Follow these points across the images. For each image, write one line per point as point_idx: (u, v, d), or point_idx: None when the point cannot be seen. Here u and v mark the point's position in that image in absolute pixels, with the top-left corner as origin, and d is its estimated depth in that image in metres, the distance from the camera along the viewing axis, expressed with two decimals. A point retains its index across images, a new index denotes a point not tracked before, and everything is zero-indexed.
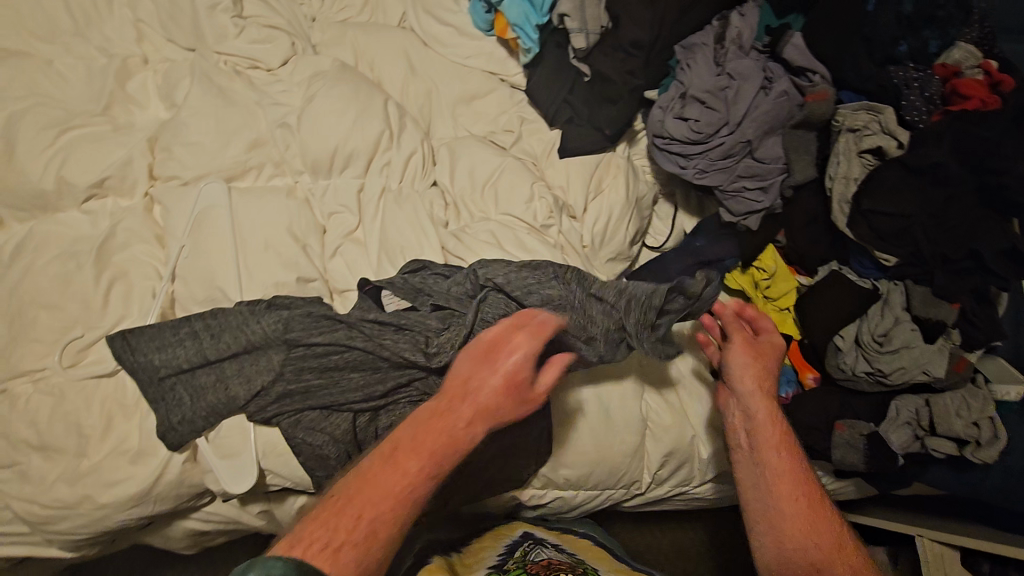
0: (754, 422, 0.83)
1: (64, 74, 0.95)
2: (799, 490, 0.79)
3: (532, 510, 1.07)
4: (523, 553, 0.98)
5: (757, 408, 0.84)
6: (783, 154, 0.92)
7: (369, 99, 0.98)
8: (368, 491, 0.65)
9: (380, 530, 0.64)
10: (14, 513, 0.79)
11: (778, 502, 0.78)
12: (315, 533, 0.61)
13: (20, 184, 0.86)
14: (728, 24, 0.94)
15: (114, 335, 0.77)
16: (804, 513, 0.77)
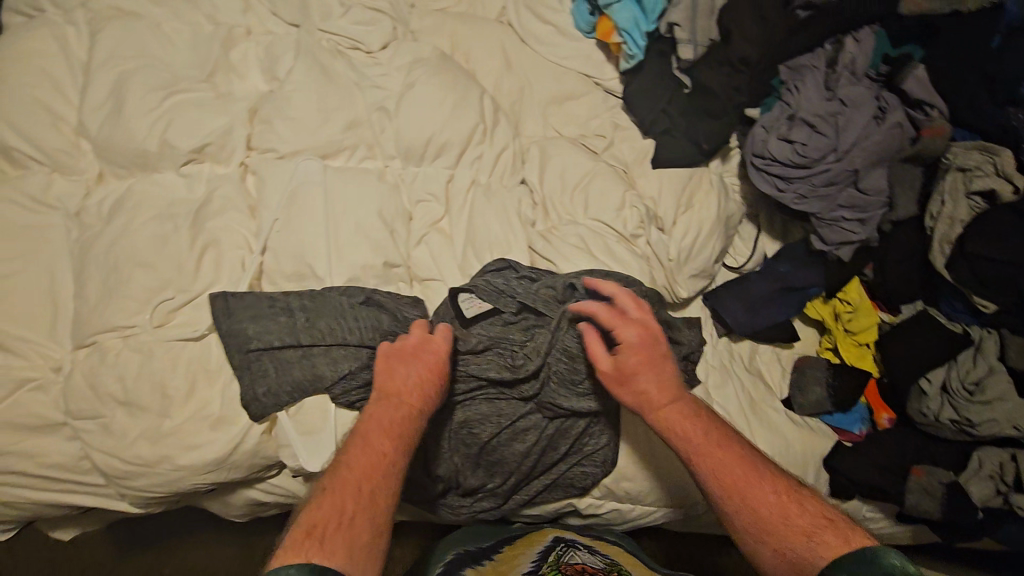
0: (679, 430, 0.75)
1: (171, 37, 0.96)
2: (753, 485, 0.69)
3: (577, 518, 1.02)
4: (557, 558, 0.88)
5: (678, 412, 0.76)
6: (887, 189, 0.91)
7: (466, 91, 0.98)
8: (363, 478, 0.66)
9: (375, 509, 0.65)
10: (93, 464, 0.80)
11: (746, 502, 0.68)
12: (323, 513, 0.62)
13: (126, 142, 0.88)
14: (841, 48, 0.91)
15: (216, 294, 0.82)
16: (777, 508, 0.67)
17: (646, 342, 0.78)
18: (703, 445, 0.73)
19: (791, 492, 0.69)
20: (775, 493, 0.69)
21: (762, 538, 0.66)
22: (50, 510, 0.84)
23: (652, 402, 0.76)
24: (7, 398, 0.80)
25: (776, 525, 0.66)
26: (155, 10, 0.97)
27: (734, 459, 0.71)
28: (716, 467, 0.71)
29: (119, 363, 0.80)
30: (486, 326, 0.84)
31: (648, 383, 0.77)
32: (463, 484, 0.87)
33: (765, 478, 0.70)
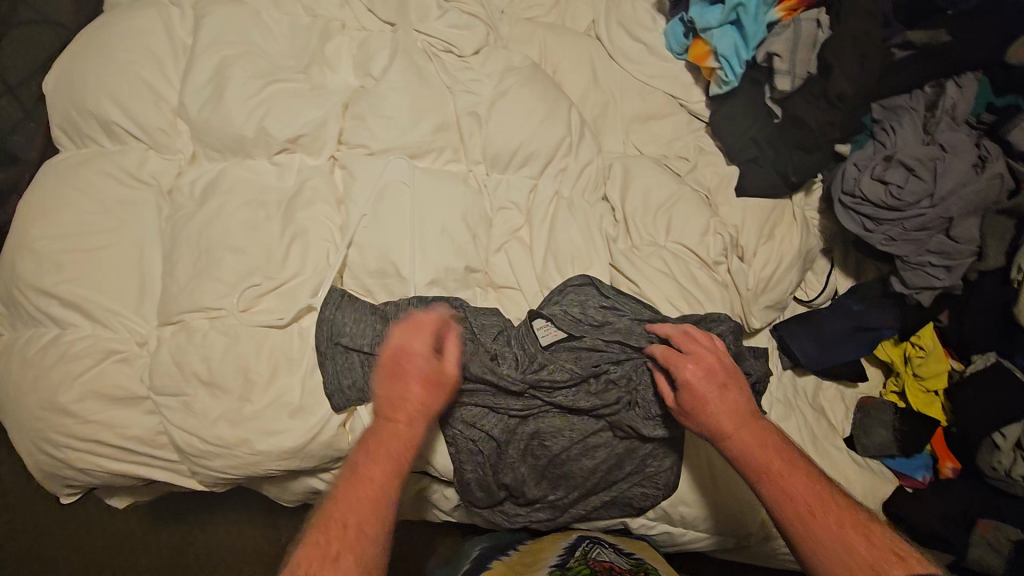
0: (744, 455, 0.73)
1: (271, 27, 0.97)
2: (822, 517, 0.67)
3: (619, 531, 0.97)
4: (583, 554, 0.84)
5: (745, 437, 0.74)
6: (979, 238, 0.90)
7: (556, 104, 0.98)
8: (357, 488, 0.68)
9: (368, 528, 0.66)
10: (170, 440, 0.81)
11: (811, 535, 0.67)
12: (313, 544, 0.63)
13: (225, 126, 0.89)
14: (943, 91, 0.91)
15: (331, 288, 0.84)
16: (845, 541, 0.65)
17: (710, 373, 0.77)
18: (771, 472, 0.71)
19: (863, 526, 0.66)
20: (842, 526, 0.66)
21: (824, 572, 0.65)
22: (120, 481, 0.85)
23: (713, 428, 0.75)
24: (91, 369, 0.81)
25: (841, 562, 0.64)
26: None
27: (805, 488, 0.69)
28: (784, 496, 0.69)
29: (206, 343, 0.80)
30: (564, 346, 0.85)
31: (710, 408, 0.76)
32: (527, 494, 0.86)
33: (838, 508, 0.68)
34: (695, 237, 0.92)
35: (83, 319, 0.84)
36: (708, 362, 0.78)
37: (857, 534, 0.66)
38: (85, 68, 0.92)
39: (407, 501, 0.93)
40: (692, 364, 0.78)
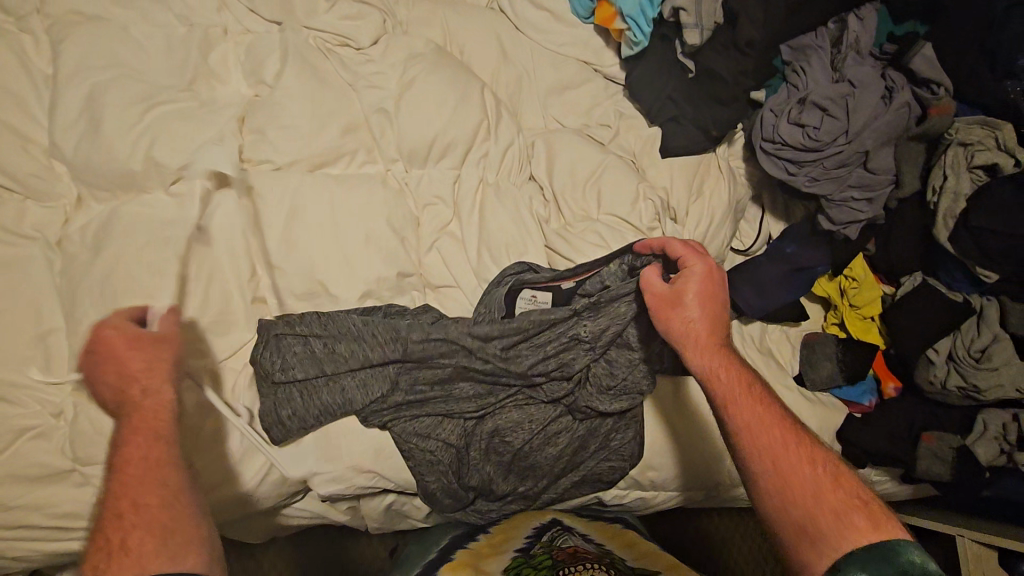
0: (723, 373, 0.69)
1: (140, 41, 0.88)
2: (794, 451, 0.63)
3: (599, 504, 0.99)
4: (551, 538, 0.87)
5: (728, 358, 0.70)
6: (893, 167, 0.92)
7: (467, 87, 0.94)
8: (138, 492, 0.58)
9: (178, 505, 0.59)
10: None
11: (782, 462, 0.62)
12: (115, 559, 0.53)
13: (106, 163, 0.81)
14: (846, 26, 0.91)
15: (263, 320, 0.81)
16: (812, 480, 0.61)
17: (709, 287, 0.72)
18: (751, 397, 0.67)
19: (835, 472, 0.62)
20: (812, 465, 0.62)
21: (783, 502, 0.61)
22: (64, 557, 0.80)
23: (699, 341, 0.71)
24: (7, 448, 0.75)
25: (804, 496, 0.60)
26: (121, 12, 0.88)
27: (782, 424, 0.65)
28: (760, 423, 0.65)
29: None
30: (529, 317, 0.82)
31: (701, 320, 0.72)
32: (496, 490, 0.86)
33: (807, 447, 0.64)
34: (626, 207, 0.91)
35: None
36: (714, 276, 0.73)
37: (827, 476, 0.61)
38: None
39: (380, 517, 0.92)
40: (698, 266, 0.73)
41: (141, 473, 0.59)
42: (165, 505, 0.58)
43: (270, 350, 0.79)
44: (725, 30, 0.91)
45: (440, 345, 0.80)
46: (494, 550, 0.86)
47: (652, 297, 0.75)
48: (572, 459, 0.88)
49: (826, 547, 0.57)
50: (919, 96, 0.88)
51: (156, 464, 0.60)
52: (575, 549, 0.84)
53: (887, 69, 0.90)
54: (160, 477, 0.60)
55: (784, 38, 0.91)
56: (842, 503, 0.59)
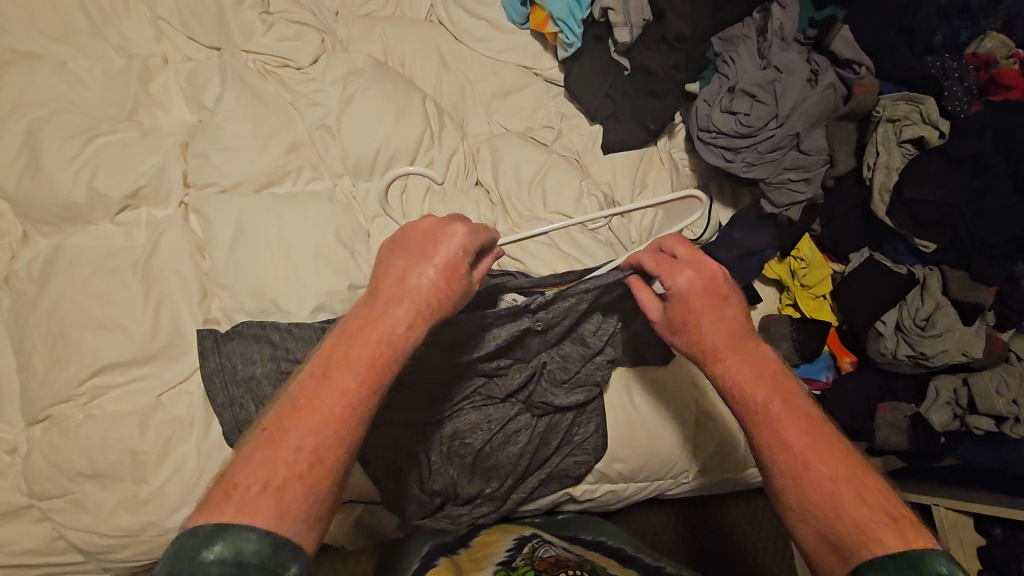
0: (739, 385, 0.64)
1: (81, 74, 0.89)
2: (817, 464, 0.58)
3: (574, 503, 1.01)
4: (531, 550, 0.86)
5: (745, 365, 0.65)
6: (827, 146, 0.94)
7: (408, 97, 0.95)
8: (297, 423, 0.52)
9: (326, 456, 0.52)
10: (69, 542, 0.76)
11: (804, 476, 0.58)
12: (248, 469, 0.49)
13: (49, 197, 0.82)
14: (770, 16, 0.94)
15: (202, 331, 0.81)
16: (832, 493, 0.57)
17: (708, 293, 0.67)
18: (770, 408, 0.62)
19: (860, 480, 0.57)
20: (836, 476, 0.57)
21: (805, 513, 0.58)
22: None
23: (710, 353, 0.67)
24: None
25: (825, 510, 0.56)
26: (58, 49, 0.89)
27: (806, 433, 0.60)
28: (779, 435, 0.60)
29: (81, 433, 0.75)
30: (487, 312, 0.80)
31: (710, 331, 0.66)
32: (461, 493, 0.87)
33: (833, 455, 0.59)
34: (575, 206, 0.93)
35: None
36: (708, 277, 0.68)
37: (852, 489, 0.57)
38: None
39: (358, 531, 0.94)
40: (686, 275, 0.68)
41: (343, 354, 0.57)
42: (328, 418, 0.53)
43: (224, 371, 0.79)
44: (654, 26, 0.94)
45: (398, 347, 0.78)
46: (475, 564, 0.83)
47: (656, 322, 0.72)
48: (535, 453, 0.89)
49: (848, 559, 0.54)
50: (843, 78, 0.91)
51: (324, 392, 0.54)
52: (556, 558, 0.83)
53: (811, 53, 0.93)
54: (346, 374, 0.55)
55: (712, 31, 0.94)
56: (866, 517, 0.55)
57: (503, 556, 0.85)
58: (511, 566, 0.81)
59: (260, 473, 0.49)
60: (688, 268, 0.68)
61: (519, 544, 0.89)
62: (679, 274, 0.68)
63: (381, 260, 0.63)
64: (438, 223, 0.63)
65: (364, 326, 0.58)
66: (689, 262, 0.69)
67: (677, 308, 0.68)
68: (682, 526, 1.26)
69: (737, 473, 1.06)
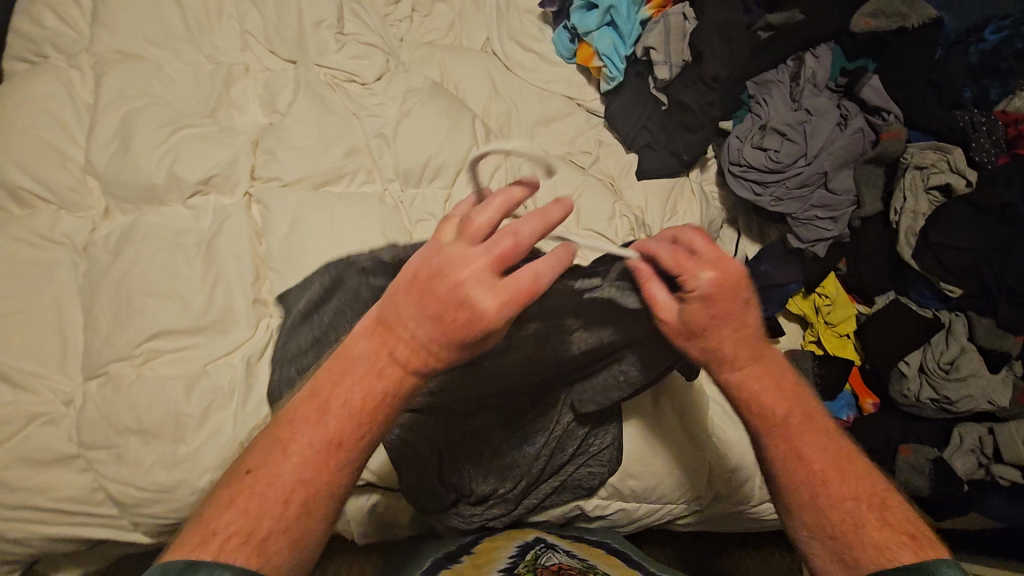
0: (752, 393, 0.60)
1: (173, 75, 0.99)
2: (838, 484, 0.56)
3: (587, 520, 1.03)
4: (534, 557, 0.86)
5: (765, 378, 0.60)
6: (854, 188, 0.98)
7: (459, 115, 1.04)
8: (271, 463, 0.49)
9: (315, 507, 0.49)
10: (107, 494, 0.81)
11: (817, 492, 0.56)
12: (222, 517, 0.47)
13: (133, 177, 0.91)
14: (803, 64, 1.00)
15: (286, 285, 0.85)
16: (846, 508, 0.55)
17: (732, 297, 0.58)
18: (786, 420, 0.59)
19: (877, 498, 0.55)
20: (854, 495, 0.55)
21: (819, 530, 0.55)
22: (58, 546, 0.83)
23: (725, 361, 0.60)
24: (18, 432, 0.80)
25: (841, 529, 0.54)
26: (158, 52, 1.01)
27: (819, 448, 0.58)
28: (793, 446, 0.58)
29: (133, 391, 0.81)
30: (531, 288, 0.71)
31: (727, 342, 0.60)
32: (475, 490, 0.89)
33: (853, 469, 0.57)
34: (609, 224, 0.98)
35: (2, 386, 0.82)
36: (730, 280, 0.58)
37: (870, 505, 0.55)
38: None
39: (374, 523, 0.97)
40: (710, 272, 0.57)
41: (339, 397, 0.51)
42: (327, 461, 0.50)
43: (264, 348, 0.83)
44: (692, 67, 1.01)
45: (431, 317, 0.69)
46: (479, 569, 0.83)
47: (664, 325, 0.62)
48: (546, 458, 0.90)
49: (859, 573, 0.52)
50: (872, 123, 0.96)
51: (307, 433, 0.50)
52: (559, 566, 0.82)
53: (842, 100, 0.98)
54: (329, 416, 0.50)
55: (748, 75, 1.01)
56: (882, 536, 0.52)
57: (505, 562, 0.84)
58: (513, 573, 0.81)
59: (239, 525, 0.47)
60: (711, 264, 0.58)
61: (523, 551, 0.89)
62: (698, 273, 0.58)
63: (438, 245, 0.52)
64: (504, 224, 0.52)
65: (352, 359, 0.53)
66: (714, 258, 0.58)
67: (697, 314, 0.59)
68: (693, 565, 1.24)
69: (750, 509, 1.05)
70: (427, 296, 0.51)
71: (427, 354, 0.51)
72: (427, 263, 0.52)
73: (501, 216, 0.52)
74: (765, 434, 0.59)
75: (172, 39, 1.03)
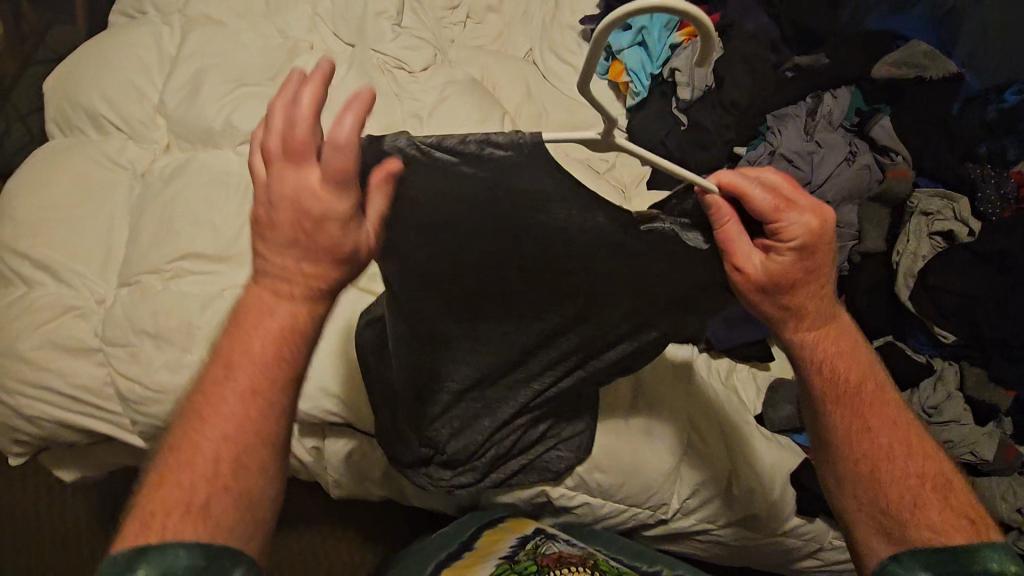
0: (824, 357, 0.61)
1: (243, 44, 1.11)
2: (902, 461, 0.59)
3: (553, 513, 1.07)
4: (534, 547, 0.93)
5: (831, 342, 0.61)
6: (857, 223, 1.00)
7: (490, 110, 1.12)
8: (199, 431, 0.54)
9: (248, 460, 0.54)
10: (116, 389, 0.89)
11: (880, 467, 0.59)
12: (169, 494, 0.52)
13: (195, 121, 1.03)
14: (821, 101, 1.05)
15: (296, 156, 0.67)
16: (909, 486, 0.58)
17: (817, 248, 0.56)
18: (855, 392, 0.61)
19: (937, 478, 0.59)
20: (917, 473, 0.59)
21: (875, 505, 0.59)
22: (64, 431, 0.92)
23: (800, 319, 0.60)
24: (53, 320, 0.90)
25: (899, 508, 0.58)
26: (238, 21, 1.15)
27: (889, 425, 0.61)
28: (862, 418, 0.60)
29: (157, 299, 0.90)
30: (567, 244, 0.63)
31: (809, 304, 0.59)
32: (448, 448, 0.92)
33: (913, 447, 0.60)
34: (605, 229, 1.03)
35: (50, 279, 0.93)
36: (818, 233, 0.56)
37: (931, 485, 0.58)
38: (82, 70, 1.07)
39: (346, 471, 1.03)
40: (807, 218, 0.55)
41: (242, 353, 0.55)
42: (243, 425, 0.54)
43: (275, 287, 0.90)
44: (714, 92, 1.07)
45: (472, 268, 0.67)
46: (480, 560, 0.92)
47: (742, 274, 0.58)
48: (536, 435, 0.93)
49: (904, 544, 0.57)
50: (879, 161, 0.99)
51: (219, 401, 0.54)
52: (559, 555, 0.91)
53: (854, 138, 1.02)
54: (228, 387, 0.54)
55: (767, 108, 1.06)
56: (939, 519, 0.56)
57: (505, 551, 0.92)
58: (513, 560, 0.90)
59: (180, 497, 0.51)
60: (807, 212, 0.55)
61: (522, 540, 0.96)
62: (795, 221, 0.55)
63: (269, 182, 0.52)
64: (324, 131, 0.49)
65: (250, 323, 0.55)
66: (810, 205, 0.55)
67: (781, 270, 0.57)
68: None
69: (711, 528, 1.06)
70: (281, 207, 0.52)
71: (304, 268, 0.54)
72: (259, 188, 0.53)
73: (314, 117, 0.49)
74: (839, 403, 0.61)
75: (252, 12, 1.16)
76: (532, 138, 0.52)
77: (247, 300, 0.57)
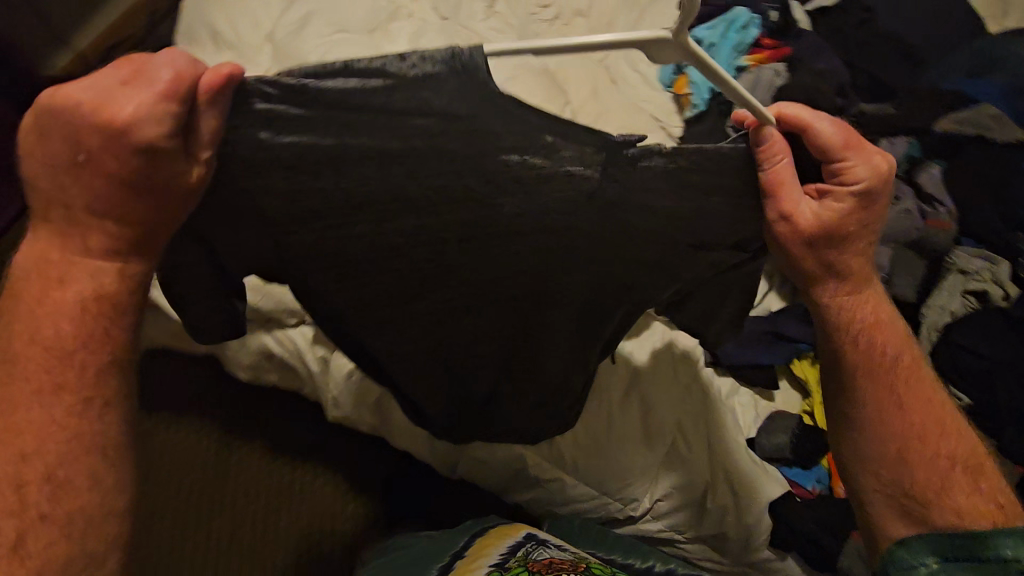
0: (870, 334, 0.70)
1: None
2: (937, 444, 0.69)
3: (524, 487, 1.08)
4: (526, 553, 0.90)
5: (874, 303, 0.70)
6: (888, 267, 0.98)
7: (555, 96, 1.20)
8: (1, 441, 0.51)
9: (71, 452, 0.52)
10: None
11: (909, 447, 0.69)
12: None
13: (295, 53, 1.16)
14: (876, 146, 1.06)
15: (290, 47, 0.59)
16: (944, 471, 0.68)
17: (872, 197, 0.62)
18: (894, 368, 0.70)
19: (968, 460, 0.69)
20: (947, 453, 0.68)
21: (907, 490, 0.68)
22: None
23: (841, 281, 0.68)
24: None
25: (927, 491, 0.67)
26: None
27: (921, 407, 0.70)
28: (898, 397, 0.70)
29: None
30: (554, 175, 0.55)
31: (858, 269, 0.68)
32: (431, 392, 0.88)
33: (944, 430, 0.69)
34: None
35: None
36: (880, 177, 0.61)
37: (959, 462, 0.68)
38: None
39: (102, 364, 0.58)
40: (870, 166, 0.60)
41: (37, 335, 0.52)
42: (60, 420, 0.52)
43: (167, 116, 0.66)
44: None
45: (426, 226, 0.58)
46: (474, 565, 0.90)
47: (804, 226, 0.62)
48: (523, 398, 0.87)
49: (938, 519, 0.66)
50: (921, 209, 0.99)
51: (12, 404, 0.51)
52: (550, 561, 0.87)
53: (901, 183, 1.02)
54: (23, 383, 0.52)
55: None
56: (965, 500, 0.66)
57: (494, 559, 0.90)
58: (503, 567, 0.87)
59: (7, 520, 0.49)
60: (871, 158, 0.60)
61: (513, 548, 0.93)
62: (861, 168, 0.59)
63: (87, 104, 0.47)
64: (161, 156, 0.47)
65: (36, 323, 0.52)
66: (875, 153, 0.60)
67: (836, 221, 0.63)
68: None
69: (680, 540, 1.03)
70: (57, 141, 0.49)
71: (121, 213, 0.51)
72: (61, 99, 0.47)
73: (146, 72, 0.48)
74: (874, 377, 0.70)
75: None
76: (467, 52, 0.48)
77: (20, 262, 0.55)
